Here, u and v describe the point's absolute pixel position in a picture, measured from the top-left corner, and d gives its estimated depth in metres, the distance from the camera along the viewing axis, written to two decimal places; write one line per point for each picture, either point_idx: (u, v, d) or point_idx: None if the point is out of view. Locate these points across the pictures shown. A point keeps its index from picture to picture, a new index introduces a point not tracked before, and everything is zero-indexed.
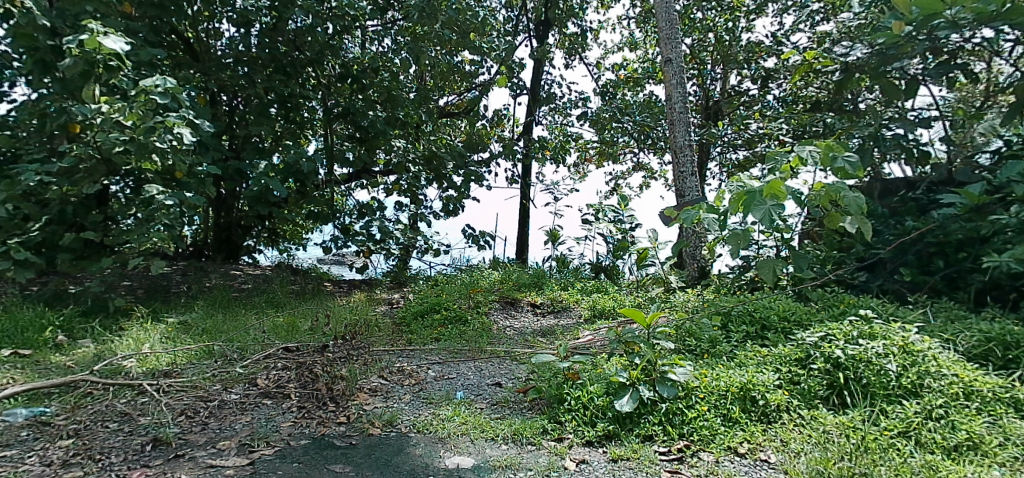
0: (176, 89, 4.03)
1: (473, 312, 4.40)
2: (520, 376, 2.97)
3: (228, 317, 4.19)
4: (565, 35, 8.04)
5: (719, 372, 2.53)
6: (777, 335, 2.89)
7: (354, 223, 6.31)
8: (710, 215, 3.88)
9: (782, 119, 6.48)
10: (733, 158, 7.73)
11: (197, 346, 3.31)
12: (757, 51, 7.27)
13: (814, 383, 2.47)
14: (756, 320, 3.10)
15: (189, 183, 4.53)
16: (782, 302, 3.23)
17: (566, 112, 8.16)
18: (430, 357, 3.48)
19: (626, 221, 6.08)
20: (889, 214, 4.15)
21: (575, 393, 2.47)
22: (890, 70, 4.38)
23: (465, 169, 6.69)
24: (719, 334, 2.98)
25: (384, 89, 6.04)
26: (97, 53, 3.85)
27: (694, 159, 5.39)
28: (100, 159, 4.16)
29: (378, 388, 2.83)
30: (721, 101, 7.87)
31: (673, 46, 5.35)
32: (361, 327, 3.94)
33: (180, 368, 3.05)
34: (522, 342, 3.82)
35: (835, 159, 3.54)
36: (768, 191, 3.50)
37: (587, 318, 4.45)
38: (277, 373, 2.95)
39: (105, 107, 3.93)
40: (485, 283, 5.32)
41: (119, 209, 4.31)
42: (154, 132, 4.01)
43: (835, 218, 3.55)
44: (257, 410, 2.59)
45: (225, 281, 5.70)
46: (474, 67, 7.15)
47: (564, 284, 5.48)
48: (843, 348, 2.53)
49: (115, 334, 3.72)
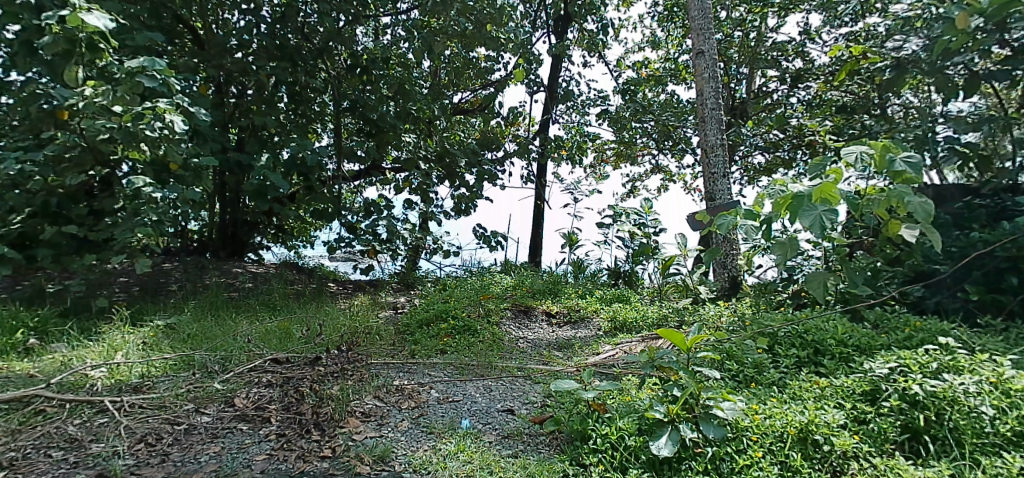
0: (167, 72, 3.65)
1: (483, 322, 4.01)
2: (537, 401, 2.59)
3: (217, 322, 3.86)
4: (584, 32, 7.69)
5: (773, 408, 2.14)
6: (835, 363, 2.50)
7: (360, 221, 5.89)
8: (749, 222, 3.49)
9: (817, 118, 6.03)
10: (757, 162, 7.32)
11: (176, 356, 2.98)
12: (785, 51, 6.89)
13: (887, 424, 2.08)
14: (808, 344, 2.70)
15: (183, 176, 4.19)
16: (839, 322, 2.82)
17: (584, 110, 7.80)
18: (433, 373, 3.13)
19: (650, 225, 5.67)
20: (948, 225, 3.72)
21: (601, 430, 2.08)
22: (950, 65, 3.95)
23: (478, 167, 6.26)
24: (765, 359, 2.59)
25: (395, 81, 5.68)
26: (80, 31, 3.46)
27: (726, 160, 4.95)
28: (87, 147, 3.82)
29: (372, 412, 2.47)
30: (747, 101, 7.39)
31: (705, 37, 4.95)
32: (361, 337, 3.61)
33: (153, 381, 2.72)
34: (536, 357, 3.45)
35: (892, 161, 3.13)
36: (818, 195, 3.09)
37: (607, 331, 4.07)
38: (260, 391, 2.61)
39: (88, 90, 3.52)
40: (496, 289, 4.93)
41: (106, 202, 3.99)
42: (143, 119, 3.69)
43: (894, 225, 3.13)
44: (229, 437, 2.25)
45: (223, 280, 5.39)
46: (489, 62, 6.82)
47: (581, 291, 5.09)
48: (922, 384, 2.14)
49: (90, 339, 3.39)
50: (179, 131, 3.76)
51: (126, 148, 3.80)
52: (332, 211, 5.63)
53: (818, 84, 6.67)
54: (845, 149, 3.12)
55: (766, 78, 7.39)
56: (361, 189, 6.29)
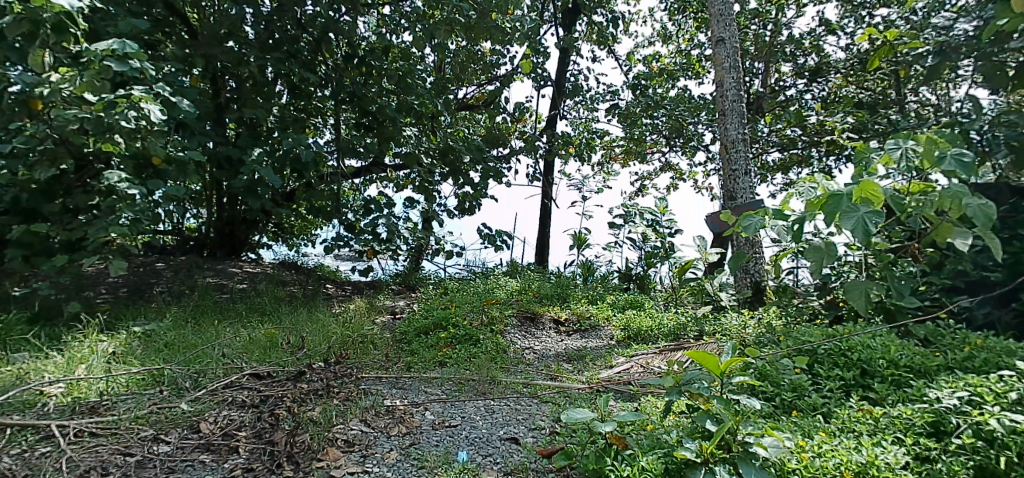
0: (139, 55, 3.35)
1: (485, 330, 3.70)
2: (545, 428, 2.28)
3: (197, 330, 3.56)
4: (592, 25, 7.37)
5: (823, 446, 1.82)
6: (889, 389, 2.18)
7: (360, 220, 5.53)
8: (778, 222, 3.17)
9: (838, 113, 5.68)
10: (771, 160, 6.99)
11: (146, 370, 2.69)
12: (803, 44, 6.56)
13: (958, 465, 1.76)
14: (853, 364, 2.37)
15: (166, 172, 3.89)
16: (887, 339, 2.49)
17: (593, 105, 7.48)
18: (430, 389, 2.83)
19: (664, 225, 5.35)
20: (999, 229, 3.38)
21: (621, 471, 1.78)
22: (1001, 52, 3.67)
23: (484, 165, 5.88)
24: (805, 380, 2.28)
25: (396, 74, 5.36)
26: (44, 10, 3.11)
27: (748, 156, 4.61)
28: (60, 140, 3.49)
29: (356, 440, 2.20)
30: (763, 97, 7.06)
31: (726, 24, 4.62)
32: (354, 348, 3.32)
33: (113, 400, 2.42)
34: (543, 371, 3.15)
35: (940, 159, 2.82)
36: (858, 194, 2.77)
37: (620, 341, 3.75)
38: (232, 414, 2.33)
39: (54, 76, 3.22)
40: (501, 293, 4.61)
41: (82, 200, 3.69)
42: (117, 108, 3.38)
43: (944, 230, 2.78)
44: (188, 474, 2.00)
45: (213, 282, 5.09)
46: (495, 56, 6.51)
47: (591, 296, 4.76)
48: (1000, 418, 1.82)
49: (55, 350, 3.07)
50: (157, 122, 3.48)
51: (100, 140, 3.49)
52: (328, 210, 5.31)
53: (838, 78, 6.32)
54: (891, 144, 2.93)
55: (781, 72, 7.05)
56: (362, 186, 5.99)
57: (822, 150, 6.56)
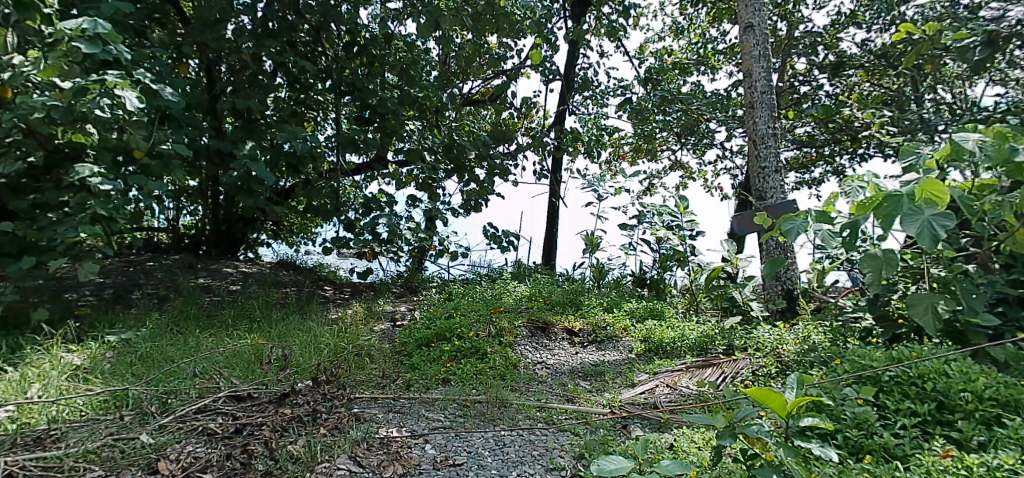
0: (112, 36, 2.97)
1: (491, 342, 3.35)
2: (565, 469, 1.99)
3: (177, 340, 3.23)
4: (601, 17, 6.99)
5: None
6: (979, 429, 1.83)
7: (360, 219, 5.20)
8: (821, 226, 2.82)
9: (866, 109, 5.30)
10: (791, 158, 6.61)
11: (109, 391, 2.36)
12: (827, 37, 6.16)
13: None
14: (927, 395, 2.03)
15: (147, 167, 3.54)
16: (966, 365, 2.14)
17: (603, 101, 7.11)
18: (431, 414, 2.49)
19: (685, 227, 4.94)
20: None
21: None
22: None
23: (489, 161, 5.44)
24: (874, 415, 1.94)
25: (399, 64, 4.99)
26: None
27: (778, 152, 4.25)
28: (27, 130, 3.15)
29: None
30: (783, 93, 6.67)
31: (756, 10, 4.26)
32: (347, 364, 2.98)
33: (64, 429, 2.09)
34: (557, 391, 2.80)
35: (1014, 152, 2.44)
36: (919, 194, 2.43)
37: (641, 355, 3.41)
38: (199, 450, 1.99)
39: (16, 58, 2.89)
40: (508, 300, 4.25)
41: (51, 195, 3.34)
42: (88, 95, 2.99)
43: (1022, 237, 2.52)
44: None
45: (203, 284, 4.76)
46: (502, 48, 6.14)
47: (606, 303, 4.41)
48: None
49: (13, 365, 2.75)
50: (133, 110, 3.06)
51: (69, 130, 3.13)
52: (327, 209, 4.98)
53: (858, 74, 5.92)
54: (958, 136, 2.54)
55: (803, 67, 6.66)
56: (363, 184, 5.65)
57: (840, 150, 6.21)
